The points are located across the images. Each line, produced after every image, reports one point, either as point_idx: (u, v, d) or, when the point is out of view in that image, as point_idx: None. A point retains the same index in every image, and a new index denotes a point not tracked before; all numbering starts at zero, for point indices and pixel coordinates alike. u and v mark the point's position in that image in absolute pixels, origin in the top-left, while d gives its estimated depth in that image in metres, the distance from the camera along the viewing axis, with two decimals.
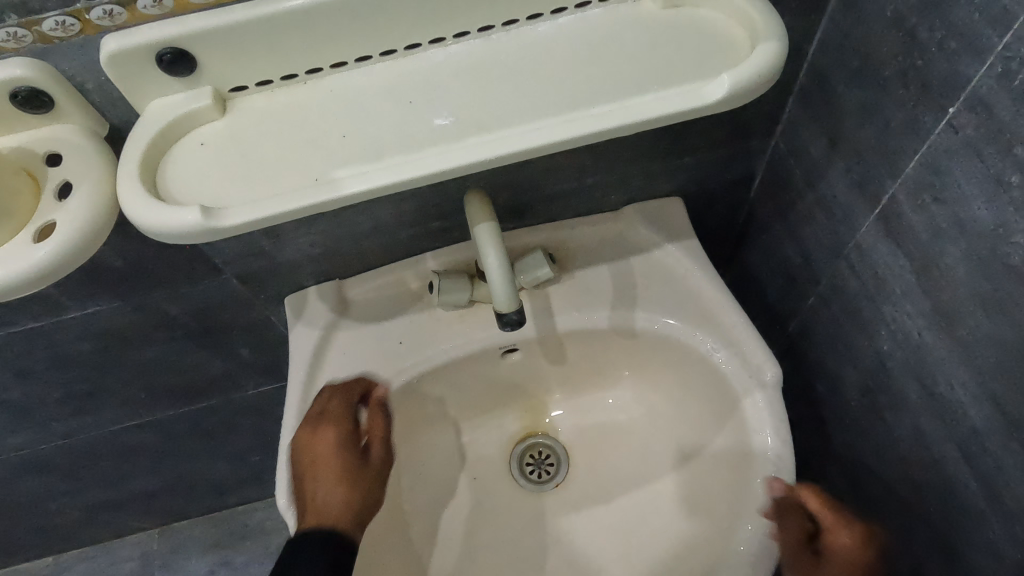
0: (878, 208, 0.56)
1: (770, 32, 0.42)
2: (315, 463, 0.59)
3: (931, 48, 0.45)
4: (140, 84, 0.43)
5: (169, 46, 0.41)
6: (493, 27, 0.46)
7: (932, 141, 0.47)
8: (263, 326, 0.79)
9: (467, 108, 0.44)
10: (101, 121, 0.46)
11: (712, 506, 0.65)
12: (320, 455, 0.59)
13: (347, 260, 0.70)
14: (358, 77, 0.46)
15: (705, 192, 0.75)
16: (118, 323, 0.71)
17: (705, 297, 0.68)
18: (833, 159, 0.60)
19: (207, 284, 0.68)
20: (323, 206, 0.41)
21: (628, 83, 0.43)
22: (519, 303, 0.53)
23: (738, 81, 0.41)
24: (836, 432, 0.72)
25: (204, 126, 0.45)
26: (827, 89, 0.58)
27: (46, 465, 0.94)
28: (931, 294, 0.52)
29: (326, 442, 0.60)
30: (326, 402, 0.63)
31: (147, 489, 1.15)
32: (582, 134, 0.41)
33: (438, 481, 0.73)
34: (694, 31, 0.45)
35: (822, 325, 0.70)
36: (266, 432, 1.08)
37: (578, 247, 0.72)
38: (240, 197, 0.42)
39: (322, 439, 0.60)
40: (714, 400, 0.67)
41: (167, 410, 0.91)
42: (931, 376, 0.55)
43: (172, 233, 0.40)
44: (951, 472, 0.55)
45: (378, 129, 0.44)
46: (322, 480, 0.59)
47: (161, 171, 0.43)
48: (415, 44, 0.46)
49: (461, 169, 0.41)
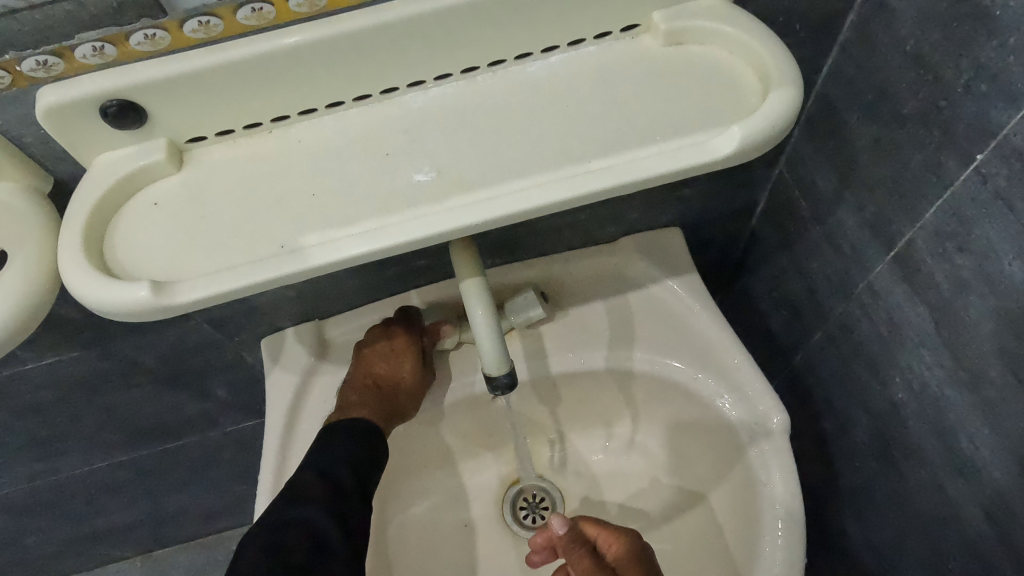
0: (894, 251, 0.52)
1: (783, 78, 0.38)
2: (384, 367, 0.60)
3: (957, 89, 0.41)
4: (84, 138, 0.38)
5: (114, 99, 0.37)
6: (477, 69, 0.42)
7: (957, 188, 0.44)
8: (239, 366, 0.74)
9: (450, 162, 0.40)
10: (44, 175, 0.42)
11: (718, 559, 0.61)
12: (388, 359, 0.60)
13: (326, 301, 0.66)
14: (330, 125, 0.42)
15: (705, 220, 0.71)
16: (81, 371, 0.66)
17: (708, 338, 0.63)
18: (844, 195, 0.56)
19: (175, 330, 0.64)
20: (291, 278, 0.37)
21: (628, 134, 0.39)
22: (510, 363, 0.49)
23: (750, 134, 0.37)
24: (845, 473, 0.68)
25: (158, 181, 0.41)
26: (836, 121, 0.54)
27: (13, 510, 0.88)
28: (953, 346, 0.48)
29: (400, 355, 0.60)
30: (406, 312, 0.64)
31: (123, 528, 1.08)
32: (579, 194, 0.37)
33: (425, 533, 0.68)
34: (698, 74, 0.41)
35: (830, 363, 0.66)
36: (248, 466, 1.01)
37: (571, 281, 0.67)
38: (200, 267, 0.38)
39: (398, 348, 0.60)
40: (719, 447, 0.63)
41: (139, 450, 0.86)
42: (951, 430, 0.51)
43: (121, 312, 0.36)
44: (971, 531, 0.52)
45: (352, 186, 0.40)
46: (383, 384, 0.59)
47: (109, 235, 0.39)
48: (392, 89, 0.42)
49: (444, 236, 0.37)
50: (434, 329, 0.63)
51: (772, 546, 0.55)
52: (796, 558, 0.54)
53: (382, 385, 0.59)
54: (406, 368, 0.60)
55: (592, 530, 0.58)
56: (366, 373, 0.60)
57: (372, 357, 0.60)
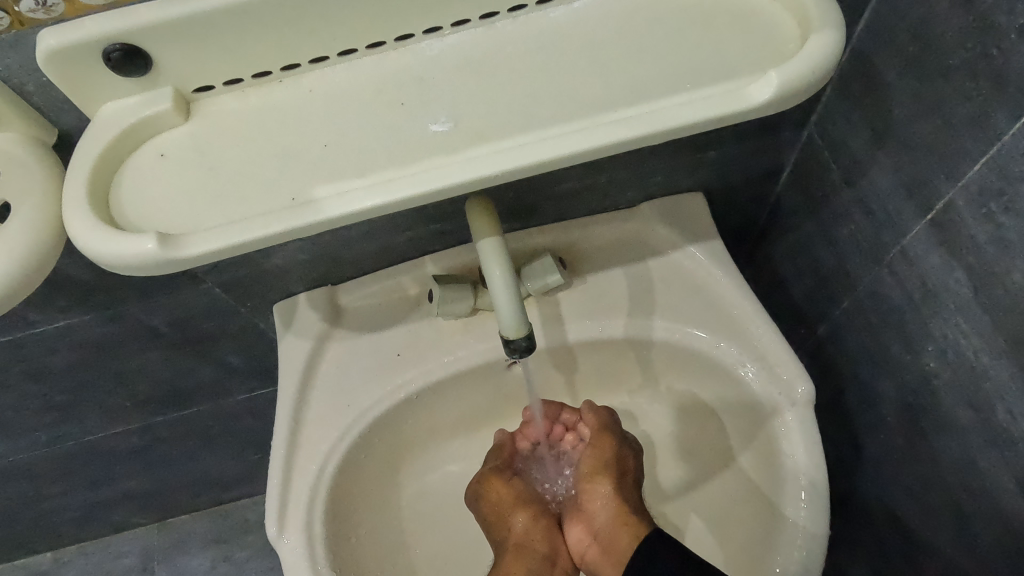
0: (931, 213, 0.50)
1: (824, 20, 0.35)
2: (495, 523, 0.64)
3: (1010, 36, 0.39)
4: (87, 86, 0.37)
5: (117, 43, 0.35)
6: (497, 14, 0.40)
7: (1005, 142, 0.41)
8: (251, 332, 0.73)
9: (468, 112, 0.38)
10: (48, 127, 0.40)
11: (742, 529, 0.60)
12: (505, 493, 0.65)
13: (339, 266, 0.64)
14: (342, 74, 0.40)
15: (729, 186, 0.69)
16: (94, 334, 0.65)
17: (729, 305, 0.61)
18: (878, 155, 0.54)
19: (187, 294, 0.63)
20: (302, 231, 0.35)
21: (657, 81, 0.37)
22: (529, 326, 0.48)
23: (788, 79, 0.34)
24: (869, 445, 0.67)
25: (165, 133, 0.39)
26: (873, 76, 0.51)
27: (31, 474, 0.88)
28: (994, 313, 0.46)
29: (499, 500, 0.64)
30: (487, 484, 0.65)
31: (139, 497, 1.08)
32: (604, 144, 0.35)
33: (440, 497, 0.70)
34: (731, 18, 0.39)
35: (857, 332, 0.65)
36: (263, 435, 1.01)
37: (590, 247, 0.65)
38: (209, 221, 0.36)
39: (492, 494, 0.64)
40: (741, 416, 0.61)
41: (156, 416, 0.85)
42: (986, 398, 0.50)
43: (126, 265, 0.34)
44: (1005, 503, 0.50)
45: (365, 137, 0.38)
46: (517, 527, 0.64)
47: (115, 186, 0.38)
48: (406, 35, 0.40)
49: (461, 186, 0.35)
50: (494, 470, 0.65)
51: (795, 517, 0.54)
52: (819, 528, 0.53)
53: (515, 529, 0.64)
54: (518, 504, 0.65)
55: (569, 416, 0.67)
56: (494, 516, 0.64)
57: (489, 510, 0.64)
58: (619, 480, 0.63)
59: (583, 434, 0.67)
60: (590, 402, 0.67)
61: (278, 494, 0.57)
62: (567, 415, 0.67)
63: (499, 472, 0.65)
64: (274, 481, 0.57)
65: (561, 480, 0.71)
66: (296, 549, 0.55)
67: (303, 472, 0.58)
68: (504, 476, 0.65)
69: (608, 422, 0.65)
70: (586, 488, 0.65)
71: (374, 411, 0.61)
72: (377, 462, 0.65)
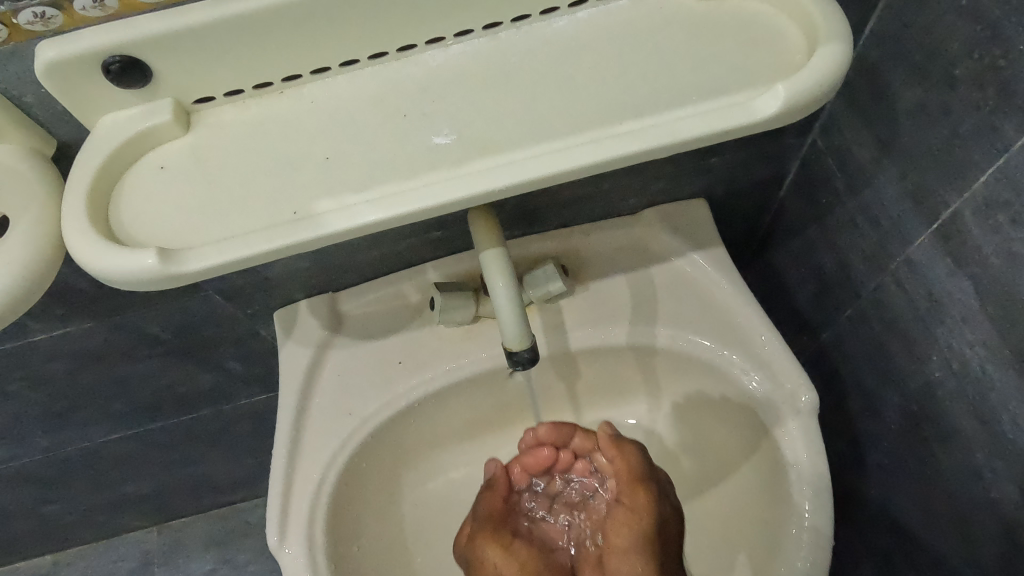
0: (936, 223, 0.49)
1: (831, 32, 0.35)
2: None
3: (1019, 46, 0.38)
4: (86, 97, 0.37)
5: (117, 55, 0.35)
6: (500, 24, 0.39)
7: (1012, 154, 0.41)
8: (252, 339, 0.72)
9: (471, 124, 0.38)
10: (47, 137, 0.40)
11: (747, 539, 0.60)
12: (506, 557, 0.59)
13: (339, 272, 0.64)
14: (344, 85, 0.40)
15: (732, 192, 0.69)
16: (93, 342, 0.65)
17: (733, 315, 0.61)
18: (884, 163, 0.53)
19: (186, 301, 0.62)
20: (304, 246, 0.35)
21: (662, 93, 0.37)
22: (532, 339, 0.47)
23: (795, 93, 0.34)
24: (873, 453, 0.67)
25: (165, 144, 0.39)
26: (878, 84, 0.51)
27: (30, 479, 0.88)
28: (1001, 325, 0.46)
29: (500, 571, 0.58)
30: (482, 546, 0.59)
31: (139, 501, 1.08)
32: (610, 157, 0.34)
33: (441, 506, 0.70)
34: (737, 29, 0.38)
35: (861, 340, 0.64)
36: (264, 439, 1.00)
37: (592, 254, 0.65)
38: (209, 236, 0.36)
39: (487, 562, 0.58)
40: (744, 425, 0.61)
41: (156, 422, 0.85)
42: (992, 410, 0.49)
43: (127, 281, 0.34)
44: (1011, 514, 0.50)
45: (367, 150, 0.38)
46: None
47: (116, 200, 0.37)
48: (409, 46, 0.39)
49: (464, 201, 0.35)
50: (489, 532, 0.59)
51: (799, 528, 0.53)
52: (823, 541, 0.52)
53: None
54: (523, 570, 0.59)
55: (581, 443, 0.61)
56: None
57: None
58: (655, 552, 0.58)
59: (601, 467, 0.62)
60: (609, 425, 0.61)
61: (279, 503, 0.57)
62: (580, 442, 0.61)
63: (493, 529, 0.60)
64: (275, 489, 0.57)
65: (569, 522, 0.65)
66: (297, 559, 0.55)
67: (304, 482, 0.57)
68: (496, 531, 0.60)
69: (641, 472, 0.59)
70: (613, 552, 0.60)
71: (375, 419, 0.60)
72: (379, 470, 0.64)
